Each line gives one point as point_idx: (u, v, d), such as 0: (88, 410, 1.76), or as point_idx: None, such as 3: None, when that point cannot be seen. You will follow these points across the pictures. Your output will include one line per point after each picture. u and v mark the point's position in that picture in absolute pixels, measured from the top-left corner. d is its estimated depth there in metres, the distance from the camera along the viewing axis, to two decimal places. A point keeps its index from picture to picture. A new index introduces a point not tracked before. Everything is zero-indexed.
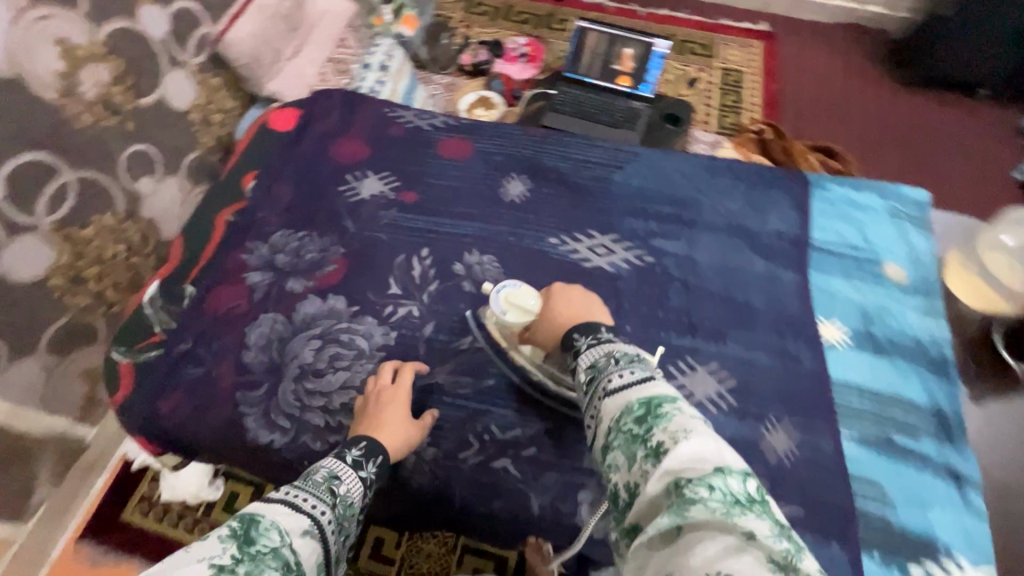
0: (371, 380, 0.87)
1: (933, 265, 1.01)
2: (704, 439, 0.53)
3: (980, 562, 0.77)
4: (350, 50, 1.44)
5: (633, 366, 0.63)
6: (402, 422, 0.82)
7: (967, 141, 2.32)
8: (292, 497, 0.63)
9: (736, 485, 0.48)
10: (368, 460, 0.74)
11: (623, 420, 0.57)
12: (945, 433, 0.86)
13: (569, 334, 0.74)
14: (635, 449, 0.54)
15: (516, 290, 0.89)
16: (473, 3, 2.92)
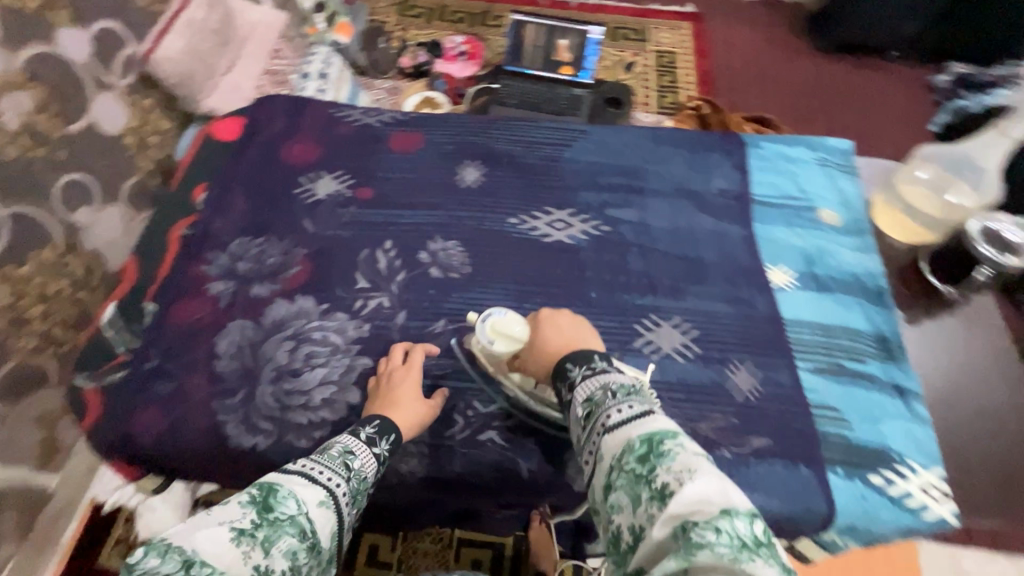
0: (383, 361, 0.89)
1: (862, 205, 1.09)
2: (709, 479, 0.53)
3: (930, 465, 0.84)
4: (286, 61, 1.45)
5: (631, 399, 0.63)
6: (415, 401, 0.84)
7: (887, 97, 2.50)
8: (309, 470, 0.66)
9: (743, 527, 0.49)
10: (382, 437, 0.77)
11: (624, 459, 0.57)
12: (889, 355, 0.93)
13: (561, 362, 0.72)
14: (639, 490, 0.54)
15: (501, 317, 0.85)
16: (407, 7, 2.93)
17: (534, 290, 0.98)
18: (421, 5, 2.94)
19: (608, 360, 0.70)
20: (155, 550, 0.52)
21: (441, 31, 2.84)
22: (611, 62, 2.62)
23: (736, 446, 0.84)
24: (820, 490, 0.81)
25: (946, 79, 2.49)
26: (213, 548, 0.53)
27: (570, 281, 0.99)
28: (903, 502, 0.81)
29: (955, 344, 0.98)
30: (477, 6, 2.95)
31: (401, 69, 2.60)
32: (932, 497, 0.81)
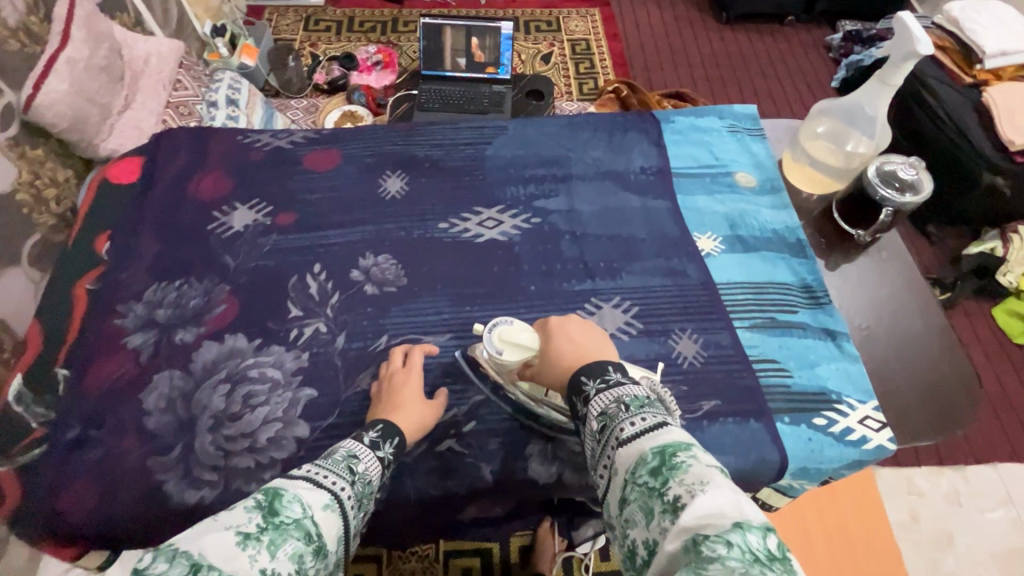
0: (384, 366, 0.87)
1: (773, 165, 1.14)
2: (723, 490, 0.50)
3: (866, 399, 0.89)
4: (188, 92, 1.40)
5: (646, 412, 0.60)
6: (418, 404, 0.81)
7: (786, 62, 2.70)
8: (313, 473, 0.61)
9: (757, 541, 0.46)
10: (386, 441, 0.72)
11: (637, 472, 0.55)
12: (817, 302, 0.98)
13: (574, 375, 0.69)
14: (652, 504, 0.52)
15: (508, 326, 0.81)
16: (314, 22, 2.85)
17: (474, 292, 0.98)
18: (328, 19, 2.87)
19: (623, 372, 0.67)
20: (160, 555, 0.48)
21: (353, 42, 2.79)
22: (528, 55, 2.66)
23: (688, 411, 0.86)
24: (770, 439, 0.85)
25: (837, 37, 2.70)
26: (218, 553, 0.49)
27: (509, 278, 0.99)
28: (846, 437, 0.85)
29: (869, 280, 1.04)
30: (386, 14, 2.92)
31: (316, 85, 2.54)
32: (871, 428, 0.86)
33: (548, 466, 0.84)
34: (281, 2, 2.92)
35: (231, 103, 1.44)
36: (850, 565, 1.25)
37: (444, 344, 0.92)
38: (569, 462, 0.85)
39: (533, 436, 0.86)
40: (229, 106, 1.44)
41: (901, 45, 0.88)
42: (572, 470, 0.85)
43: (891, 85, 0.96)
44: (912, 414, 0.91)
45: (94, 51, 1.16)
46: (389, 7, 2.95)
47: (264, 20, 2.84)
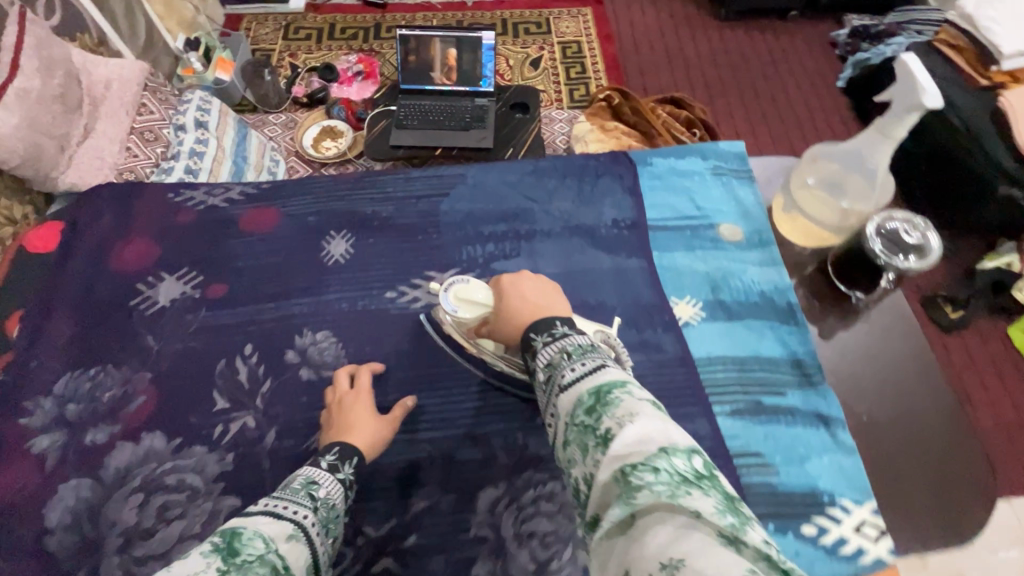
0: (329, 392, 0.83)
1: (761, 214, 1.02)
2: (653, 419, 0.46)
3: (862, 499, 0.78)
4: (156, 115, 1.27)
5: (589, 358, 0.56)
6: (370, 421, 0.78)
7: (789, 62, 2.54)
8: (271, 506, 0.56)
9: (684, 462, 0.42)
10: (344, 463, 0.70)
11: (575, 414, 0.51)
12: (807, 380, 0.87)
13: (524, 333, 0.64)
14: (587, 440, 0.48)
15: (464, 285, 0.78)
16: (294, 30, 2.67)
17: (421, 375, 0.88)
18: (308, 26, 2.69)
19: (572, 327, 0.62)
20: None
21: (334, 51, 2.62)
22: (516, 60, 2.52)
23: None
24: None
25: (844, 33, 2.52)
26: None
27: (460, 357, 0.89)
28: (839, 550, 0.75)
29: (872, 356, 0.90)
30: (369, 19, 2.74)
31: (295, 99, 2.35)
32: (868, 538, 0.75)
33: None
34: (260, 9, 2.73)
35: (201, 126, 1.31)
36: None
37: None
38: None
39: (481, 551, 0.75)
40: (199, 130, 1.31)
41: (905, 94, 0.77)
42: None
43: (892, 138, 0.84)
44: (911, 523, 0.81)
45: (47, 80, 1.05)
46: (371, 11, 2.77)
47: (241, 29, 2.66)
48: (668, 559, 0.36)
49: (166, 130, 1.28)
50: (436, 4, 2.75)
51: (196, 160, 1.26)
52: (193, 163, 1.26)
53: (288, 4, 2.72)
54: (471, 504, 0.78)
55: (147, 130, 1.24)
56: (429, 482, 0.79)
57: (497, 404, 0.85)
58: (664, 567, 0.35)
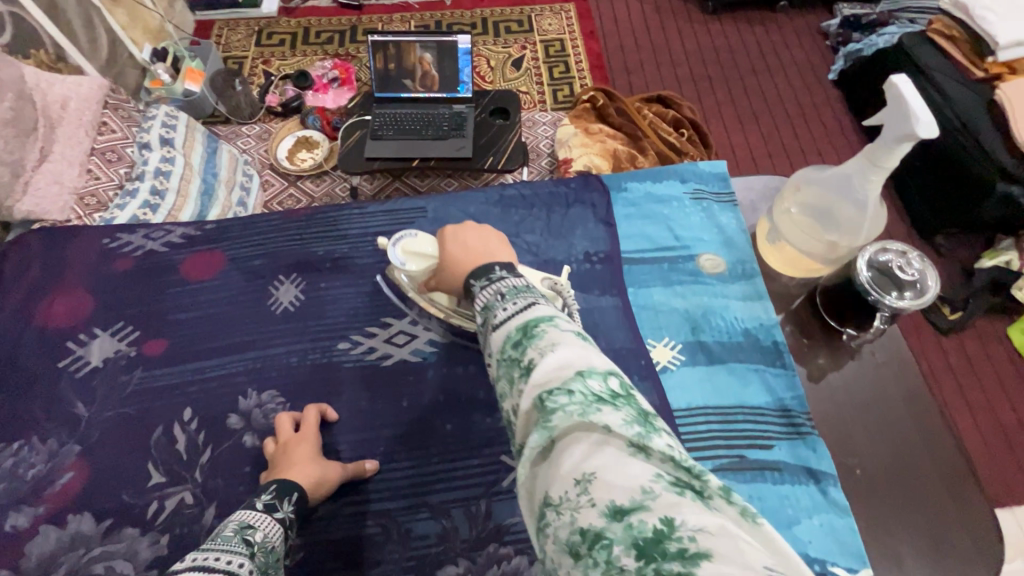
0: (270, 442, 0.77)
1: (744, 243, 0.95)
2: (574, 345, 0.44)
3: (855, 565, 0.71)
4: (117, 133, 1.18)
5: (521, 296, 0.52)
6: (313, 460, 0.74)
7: (779, 54, 2.45)
8: (204, 560, 0.52)
9: (600, 381, 0.40)
10: (282, 500, 0.67)
11: (502, 348, 0.47)
12: (795, 430, 0.80)
13: (465, 281, 0.59)
14: (512, 372, 0.45)
15: (412, 239, 0.79)
16: (267, 35, 2.56)
17: (377, 438, 0.81)
18: (282, 31, 2.58)
19: (510, 270, 0.57)
20: None
21: (308, 56, 2.51)
22: (497, 61, 2.43)
23: None
24: None
25: (835, 23, 2.43)
26: None
27: (419, 415, 0.82)
28: None
29: (862, 399, 0.84)
30: (344, 22, 2.62)
31: (269, 108, 2.24)
32: None
33: None
34: (230, 14, 2.60)
35: (166, 144, 1.24)
36: None
37: (334, 511, 0.76)
38: None
39: None
40: (164, 148, 1.24)
41: (896, 124, 0.70)
42: None
43: (881, 168, 0.76)
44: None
45: None
46: (346, 14, 2.65)
47: (212, 36, 2.53)
48: (581, 475, 0.36)
49: (128, 149, 1.20)
50: (413, 4, 2.64)
51: (162, 179, 1.18)
52: (162, 180, 1.18)
53: (260, 8, 2.61)
54: None
55: (108, 150, 1.15)
56: (383, 560, 0.73)
57: (459, 467, 0.78)
58: (577, 482, 0.36)
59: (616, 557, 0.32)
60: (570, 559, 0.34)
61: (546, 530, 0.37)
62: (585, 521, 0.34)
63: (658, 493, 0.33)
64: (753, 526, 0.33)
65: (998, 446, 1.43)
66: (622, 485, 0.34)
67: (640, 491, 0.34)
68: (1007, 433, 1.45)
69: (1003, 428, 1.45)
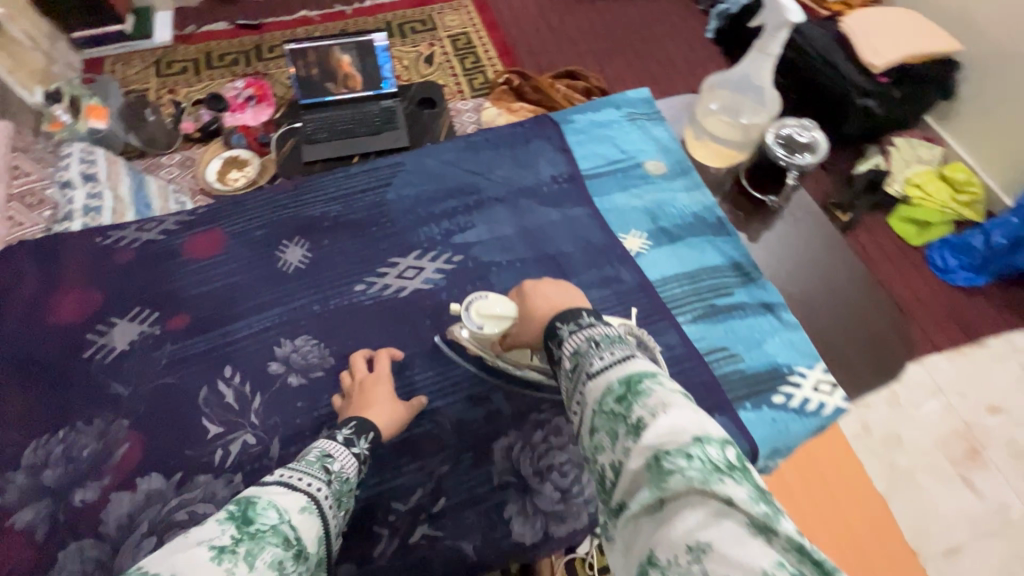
0: (348, 376, 0.84)
1: (678, 147, 1.14)
2: (683, 409, 0.51)
3: (813, 363, 0.91)
4: (32, 175, 1.17)
5: (616, 347, 0.61)
6: (388, 403, 0.79)
7: (661, 22, 2.75)
8: (287, 478, 0.59)
9: (716, 452, 0.47)
10: (360, 437, 0.71)
11: (603, 401, 0.56)
12: (748, 277, 0.99)
13: (549, 321, 0.69)
14: (617, 428, 0.53)
15: (483, 300, 0.82)
16: (166, 64, 2.43)
17: (410, 355, 0.90)
18: (182, 59, 2.45)
19: (596, 318, 0.67)
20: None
21: (217, 80, 2.40)
22: (410, 60, 2.54)
23: None
24: (739, 432, 0.84)
25: None
26: (192, 568, 0.46)
27: (441, 331, 0.92)
28: (805, 409, 0.87)
29: (787, 249, 1.04)
30: (246, 42, 2.54)
31: (187, 136, 2.16)
32: (825, 393, 0.89)
33: (531, 523, 0.79)
34: (121, 49, 2.46)
35: (90, 179, 1.22)
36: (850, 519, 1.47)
37: None
38: (552, 511, 0.80)
39: (509, 494, 0.81)
40: (88, 183, 1.23)
41: (775, 15, 0.91)
42: (557, 520, 0.79)
43: (769, 55, 0.97)
44: (865, 377, 0.93)
45: None
46: (247, 34, 2.57)
47: (106, 72, 2.37)
48: (696, 543, 0.42)
49: (50, 189, 1.20)
50: (315, 16, 2.64)
51: (93, 216, 1.18)
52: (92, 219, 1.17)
53: (152, 39, 2.48)
54: (488, 458, 0.83)
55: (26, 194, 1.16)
56: (444, 447, 0.83)
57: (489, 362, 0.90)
58: (692, 550, 0.42)
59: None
60: None
61: None
62: None
63: None
64: None
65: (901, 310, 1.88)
66: (744, 563, 0.39)
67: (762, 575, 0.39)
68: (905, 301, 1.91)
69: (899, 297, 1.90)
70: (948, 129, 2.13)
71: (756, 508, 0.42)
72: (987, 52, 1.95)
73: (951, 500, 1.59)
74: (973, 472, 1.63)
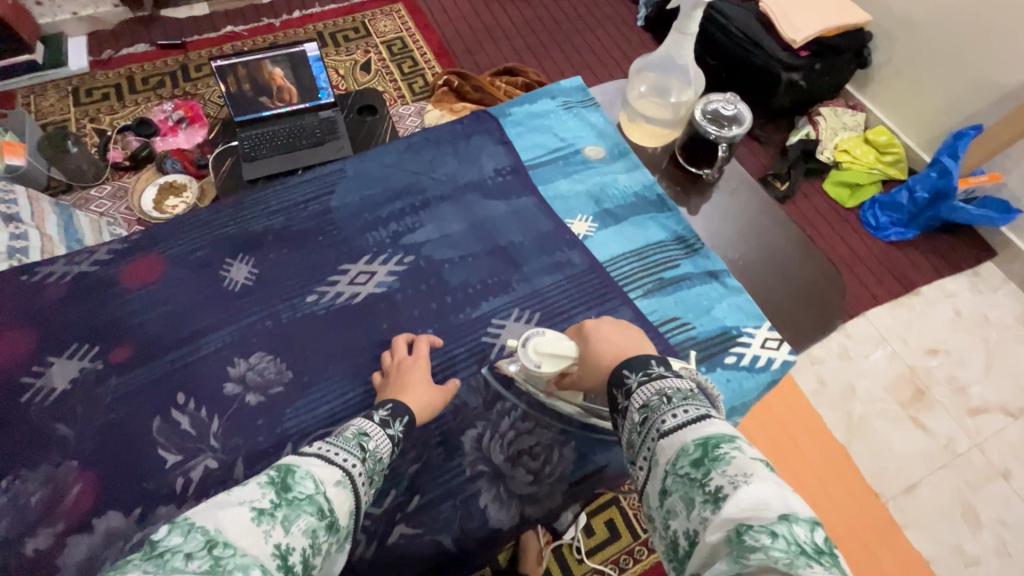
0: (388, 355, 0.88)
1: (615, 132, 1.17)
2: (768, 484, 0.51)
3: (759, 323, 0.96)
4: None
5: (689, 405, 0.62)
6: (425, 387, 0.82)
7: (593, 14, 2.81)
8: (326, 452, 0.64)
9: (804, 533, 0.47)
10: (395, 419, 0.74)
11: (679, 463, 0.57)
12: (692, 249, 1.03)
13: (618, 370, 0.72)
14: (694, 495, 0.54)
15: (542, 337, 0.81)
16: (85, 92, 2.30)
17: (370, 360, 0.90)
18: (102, 85, 2.33)
19: (667, 369, 0.68)
20: (180, 526, 0.52)
21: (143, 105, 2.30)
22: (346, 68, 2.50)
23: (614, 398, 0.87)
24: None
25: None
26: (236, 527, 0.52)
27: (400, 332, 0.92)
28: (755, 365, 0.92)
29: (726, 216, 1.09)
30: (171, 63, 2.43)
31: (115, 164, 2.07)
32: (772, 349, 0.93)
33: (508, 509, 0.80)
34: (33, 79, 2.31)
35: (12, 219, 1.20)
36: (801, 465, 1.60)
37: None
38: (526, 495, 0.81)
39: (482, 485, 0.81)
40: (10, 222, 1.20)
41: None
42: (532, 502, 0.81)
43: (688, 35, 0.99)
44: (810, 329, 0.98)
45: None
46: (170, 54, 2.46)
47: (19, 106, 2.23)
48: None
49: None
50: (242, 31, 2.56)
51: (20, 257, 1.15)
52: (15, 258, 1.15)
53: (67, 67, 2.35)
54: (459, 450, 0.83)
55: None
56: (413, 448, 0.83)
57: (450, 358, 0.91)
58: None
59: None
60: None
61: None
62: None
63: None
64: None
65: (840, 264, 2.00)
66: None
67: None
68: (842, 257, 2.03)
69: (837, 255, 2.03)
70: (867, 96, 2.26)
71: None
72: (893, 20, 2.08)
73: (903, 439, 1.70)
74: (920, 410, 1.75)
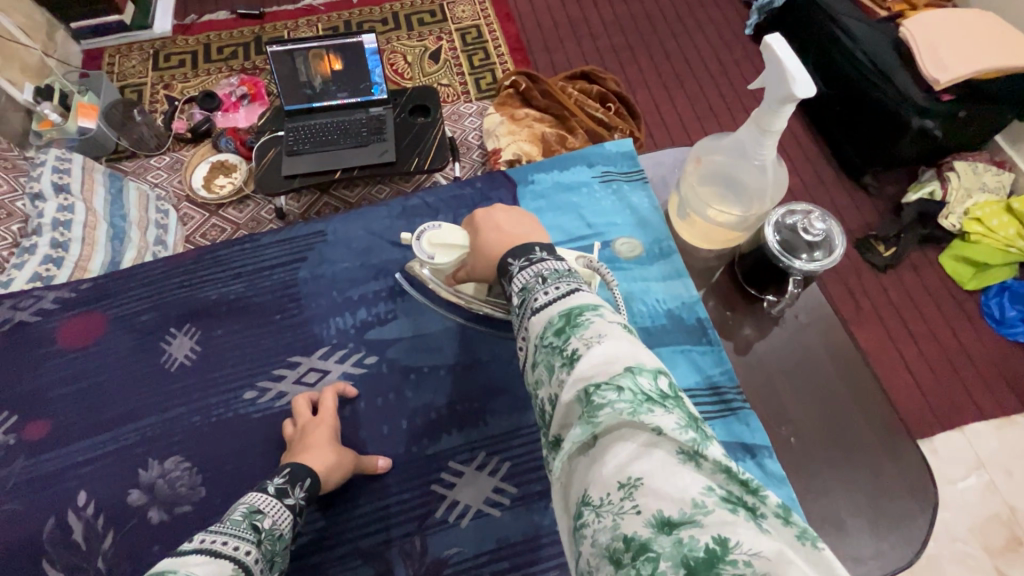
0: (291, 423, 0.80)
1: (659, 223, 0.93)
2: (622, 340, 0.49)
3: None
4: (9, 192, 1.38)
5: (564, 282, 0.58)
6: (324, 447, 0.74)
7: (700, 18, 2.44)
8: (209, 543, 0.56)
9: (648, 381, 0.45)
10: (295, 485, 0.69)
11: (545, 336, 0.53)
12: (727, 406, 0.79)
13: (501, 259, 0.64)
14: (555, 361, 0.51)
15: (436, 231, 0.80)
16: (164, 57, 2.20)
17: None
18: (180, 51, 2.22)
19: (549, 252, 0.63)
20: None
21: (213, 75, 2.17)
22: (413, 56, 2.30)
23: None
24: None
25: None
26: None
27: None
28: None
29: (785, 362, 0.84)
30: (246, 33, 2.30)
31: (178, 136, 1.92)
32: None
33: None
34: (120, 39, 2.22)
35: (63, 190, 1.32)
36: None
37: None
38: None
39: None
40: (60, 195, 1.32)
41: (777, 85, 0.67)
42: None
43: (771, 132, 0.74)
44: (866, 558, 0.73)
45: None
46: (247, 25, 2.33)
47: (103, 67, 2.16)
48: (627, 479, 0.42)
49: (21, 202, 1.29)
50: (319, 5, 2.39)
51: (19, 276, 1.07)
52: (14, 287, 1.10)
53: (151, 29, 2.24)
54: None
55: None
56: None
57: (388, 502, 0.78)
58: (622, 487, 0.42)
59: (662, 569, 0.37)
60: (614, 561, 0.40)
61: (585, 530, 0.43)
62: (629, 528, 0.40)
63: (709, 507, 0.39)
64: (807, 545, 0.38)
65: (943, 369, 1.61)
66: (673, 498, 0.40)
67: (691, 504, 0.39)
68: (948, 355, 1.63)
69: (947, 358, 1.62)
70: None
71: (685, 435, 0.41)
72: None
73: None
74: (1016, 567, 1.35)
